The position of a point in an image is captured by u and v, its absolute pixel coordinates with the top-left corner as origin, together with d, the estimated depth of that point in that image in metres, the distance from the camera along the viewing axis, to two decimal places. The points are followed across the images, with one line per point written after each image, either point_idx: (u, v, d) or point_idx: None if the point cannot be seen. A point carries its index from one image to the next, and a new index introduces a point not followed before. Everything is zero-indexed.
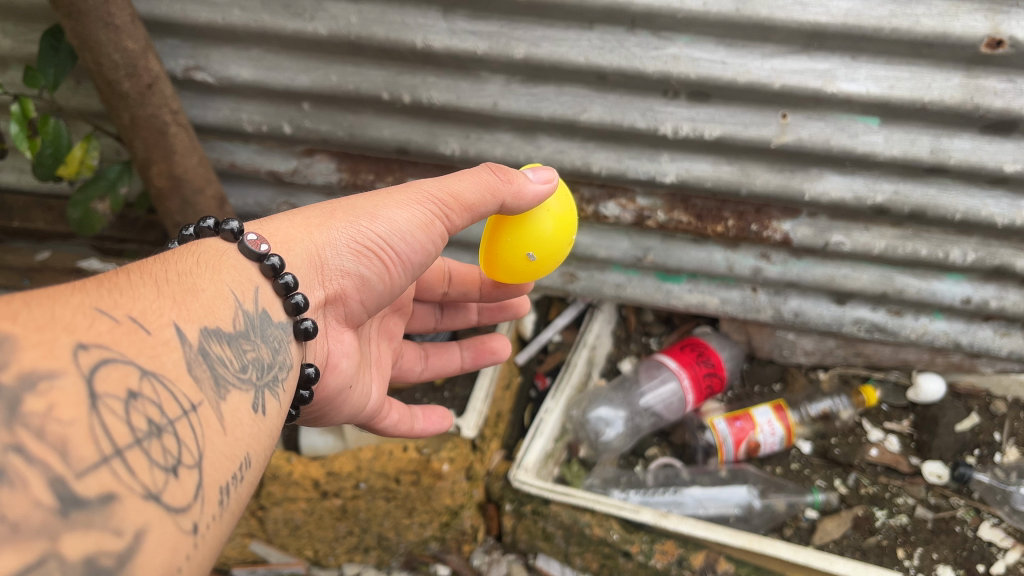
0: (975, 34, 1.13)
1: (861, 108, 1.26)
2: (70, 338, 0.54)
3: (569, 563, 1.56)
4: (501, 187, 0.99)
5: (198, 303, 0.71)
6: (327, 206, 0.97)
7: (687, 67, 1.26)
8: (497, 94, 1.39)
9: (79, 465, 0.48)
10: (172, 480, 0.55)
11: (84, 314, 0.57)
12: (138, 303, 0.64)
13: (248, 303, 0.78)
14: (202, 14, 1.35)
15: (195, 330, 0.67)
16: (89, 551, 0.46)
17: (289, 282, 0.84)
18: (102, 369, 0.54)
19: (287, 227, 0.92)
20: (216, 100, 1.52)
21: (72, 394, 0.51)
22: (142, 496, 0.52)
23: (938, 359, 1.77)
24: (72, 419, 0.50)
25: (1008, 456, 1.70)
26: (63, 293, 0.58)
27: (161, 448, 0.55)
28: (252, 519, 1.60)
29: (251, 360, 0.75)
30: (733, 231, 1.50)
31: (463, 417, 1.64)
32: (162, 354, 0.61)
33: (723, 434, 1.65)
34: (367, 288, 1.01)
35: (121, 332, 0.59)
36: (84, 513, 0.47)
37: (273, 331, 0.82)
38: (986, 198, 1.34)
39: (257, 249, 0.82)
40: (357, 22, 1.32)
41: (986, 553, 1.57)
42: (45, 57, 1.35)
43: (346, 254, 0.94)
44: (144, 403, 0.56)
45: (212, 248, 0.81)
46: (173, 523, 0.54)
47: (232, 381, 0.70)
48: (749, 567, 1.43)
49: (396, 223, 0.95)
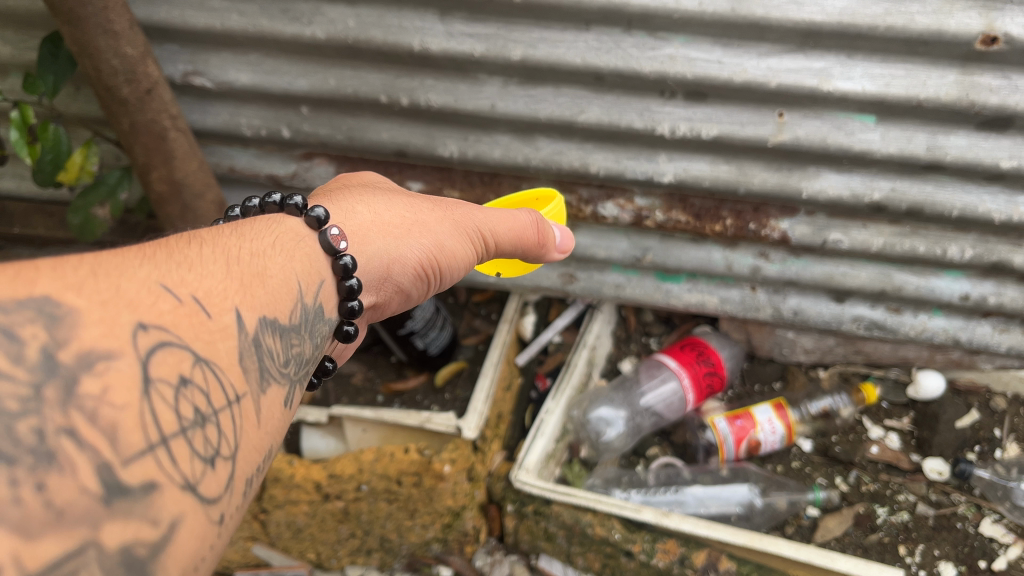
0: (970, 31, 1.13)
1: (857, 106, 1.27)
2: (133, 316, 0.53)
3: (572, 563, 1.56)
4: (536, 248, 1.10)
5: (262, 291, 0.70)
6: (398, 212, 1.00)
7: (683, 67, 1.27)
8: (495, 96, 1.39)
9: (127, 451, 0.49)
10: (209, 471, 0.55)
11: (150, 290, 0.57)
12: (204, 283, 0.63)
13: (309, 297, 0.79)
14: (201, 19, 1.35)
15: (253, 318, 0.67)
16: (126, 540, 0.47)
17: (353, 287, 0.85)
18: (158, 353, 0.54)
19: (367, 230, 0.94)
20: (216, 105, 1.53)
21: (128, 377, 0.51)
22: (181, 486, 0.52)
23: (937, 357, 1.77)
24: (125, 404, 0.50)
25: (1009, 452, 1.70)
26: (132, 264, 0.59)
27: (202, 439, 0.55)
28: (254, 522, 1.61)
29: (293, 354, 0.74)
30: (731, 230, 1.50)
31: (463, 417, 1.62)
32: (217, 341, 0.61)
33: (723, 433, 1.66)
34: (405, 298, 1.08)
35: (182, 314, 0.58)
36: (127, 501, 0.48)
37: (320, 328, 0.81)
38: (983, 194, 1.35)
39: (336, 246, 0.84)
40: (355, 26, 1.32)
41: (988, 549, 1.57)
42: (45, 63, 1.36)
43: (406, 271, 0.99)
44: (192, 390, 0.56)
45: (292, 232, 0.82)
46: (204, 515, 0.54)
47: (274, 373, 0.69)
48: (751, 565, 1.44)
49: (454, 255, 1.03)
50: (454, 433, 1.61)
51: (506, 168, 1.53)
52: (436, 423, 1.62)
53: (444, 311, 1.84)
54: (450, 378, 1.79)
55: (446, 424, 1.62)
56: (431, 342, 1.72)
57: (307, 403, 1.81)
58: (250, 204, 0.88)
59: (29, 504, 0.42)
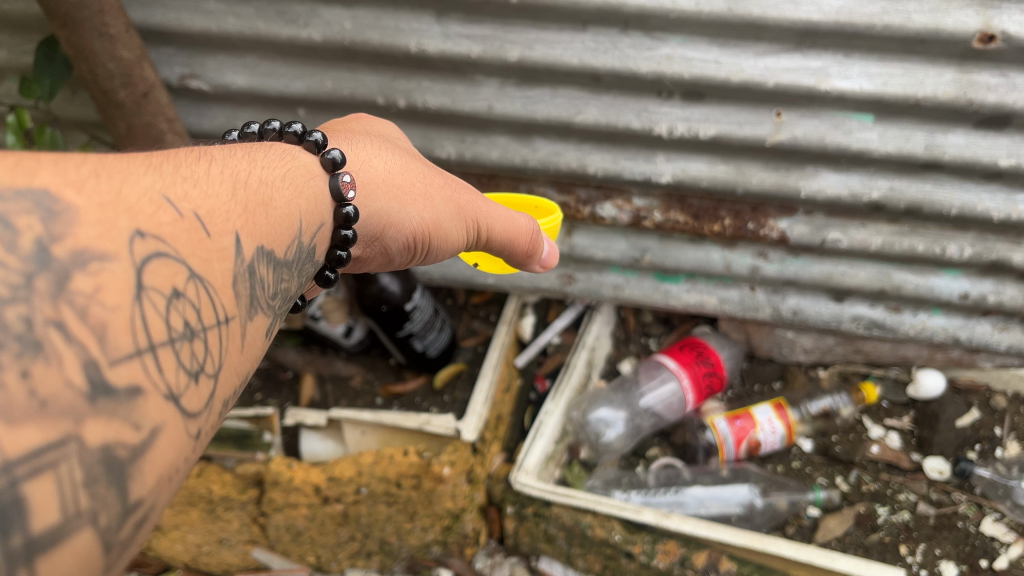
0: (967, 29, 1.13)
1: (855, 105, 1.26)
2: (131, 222, 0.50)
3: (572, 564, 1.56)
4: (526, 255, 1.09)
5: (264, 220, 0.67)
6: (409, 178, 0.99)
7: (681, 67, 1.27)
8: (492, 97, 1.39)
9: (115, 353, 0.46)
10: (191, 386, 0.52)
11: (151, 199, 0.54)
12: (207, 202, 0.60)
13: (306, 236, 0.76)
14: (197, 22, 1.35)
15: (252, 246, 0.64)
16: (107, 440, 0.44)
17: (348, 237, 0.85)
18: (153, 263, 0.50)
19: (376, 186, 0.93)
20: (213, 108, 1.53)
21: (121, 280, 0.48)
22: (164, 396, 0.49)
23: (937, 355, 1.77)
24: (116, 306, 0.47)
25: (1009, 450, 1.70)
26: (136, 171, 0.55)
27: (189, 352, 0.52)
28: (254, 526, 1.64)
29: (283, 289, 0.71)
30: (730, 230, 1.50)
31: (463, 420, 1.62)
32: (214, 261, 0.57)
33: (723, 433, 1.65)
34: (387, 261, 1.07)
35: (182, 228, 0.55)
36: (111, 402, 0.45)
37: (308, 269, 0.78)
38: (982, 192, 1.34)
39: (344, 194, 0.83)
40: (351, 28, 1.32)
41: (989, 548, 1.57)
42: (41, 67, 1.35)
43: (398, 237, 0.99)
44: (184, 304, 0.53)
45: (306, 168, 0.80)
46: (184, 428, 0.51)
47: (263, 304, 0.65)
48: (752, 566, 1.43)
49: (448, 237, 1.03)
50: (454, 436, 1.60)
51: (504, 169, 1.53)
52: (435, 426, 1.62)
53: (443, 313, 1.83)
54: (449, 381, 1.79)
55: (446, 427, 1.61)
56: (430, 344, 1.72)
57: (306, 405, 1.81)
58: (268, 125, 0.86)
59: (13, 392, 0.40)
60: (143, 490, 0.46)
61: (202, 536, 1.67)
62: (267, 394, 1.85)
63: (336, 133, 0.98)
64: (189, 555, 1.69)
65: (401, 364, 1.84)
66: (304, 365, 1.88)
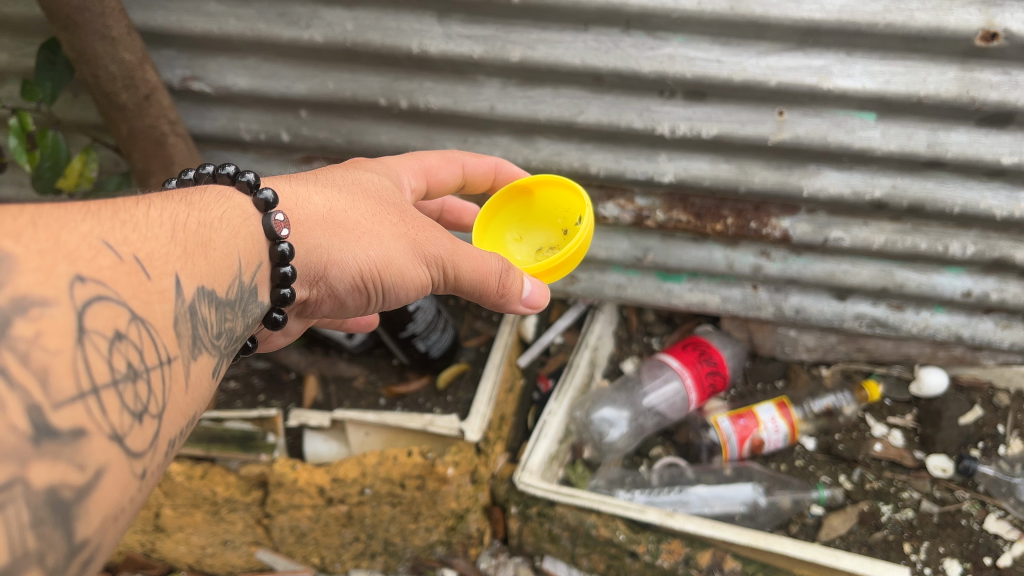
0: (970, 27, 1.13)
1: (857, 104, 1.26)
2: (71, 268, 0.54)
3: (576, 564, 1.57)
4: (498, 296, 1.01)
5: (204, 261, 0.72)
6: (356, 216, 0.99)
7: (683, 67, 1.27)
8: (494, 98, 1.39)
9: (57, 396, 0.50)
10: (136, 426, 0.57)
11: (90, 245, 0.58)
12: (147, 244, 0.64)
13: (247, 275, 0.81)
14: (198, 24, 1.35)
15: (192, 286, 0.68)
16: (53, 481, 0.48)
17: (287, 275, 0.87)
18: (94, 306, 0.54)
19: (311, 224, 0.95)
20: (215, 110, 1.53)
21: (62, 324, 0.51)
22: (108, 436, 0.53)
23: (940, 353, 1.76)
24: (58, 349, 0.51)
25: (1012, 448, 1.70)
26: (74, 218, 0.59)
27: (133, 393, 0.57)
28: (258, 527, 1.64)
29: (227, 329, 0.77)
30: (732, 229, 1.50)
31: (468, 421, 1.61)
32: (155, 303, 0.62)
33: (728, 432, 1.65)
34: (347, 304, 1.06)
35: (122, 270, 0.59)
36: (55, 444, 0.49)
37: (254, 308, 0.84)
38: (985, 189, 1.34)
39: (277, 232, 0.86)
40: (353, 29, 1.32)
41: (993, 545, 1.57)
42: (42, 70, 1.35)
43: (343, 276, 0.99)
44: (127, 346, 0.57)
45: (240, 209, 0.84)
46: (129, 468, 0.55)
47: (207, 343, 0.71)
48: (756, 565, 1.43)
49: (401, 275, 1.00)
50: (458, 436, 1.60)
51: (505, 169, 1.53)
52: (438, 426, 1.62)
53: (446, 313, 1.83)
54: (453, 380, 1.79)
55: (450, 427, 1.61)
56: (432, 344, 1.73)
57: (308, 405, 1.81)
58: (202, 170, 0.91)
59: None
60: (89, 530, 0.50)
61: (206, 538, 1.67)
62: (270, 396, 1.85)
63: (290, 176, 1.03)
64: (194, 556, 1.71)
65: (403, 364, 1.84)
66: (306, 366, 1.88)
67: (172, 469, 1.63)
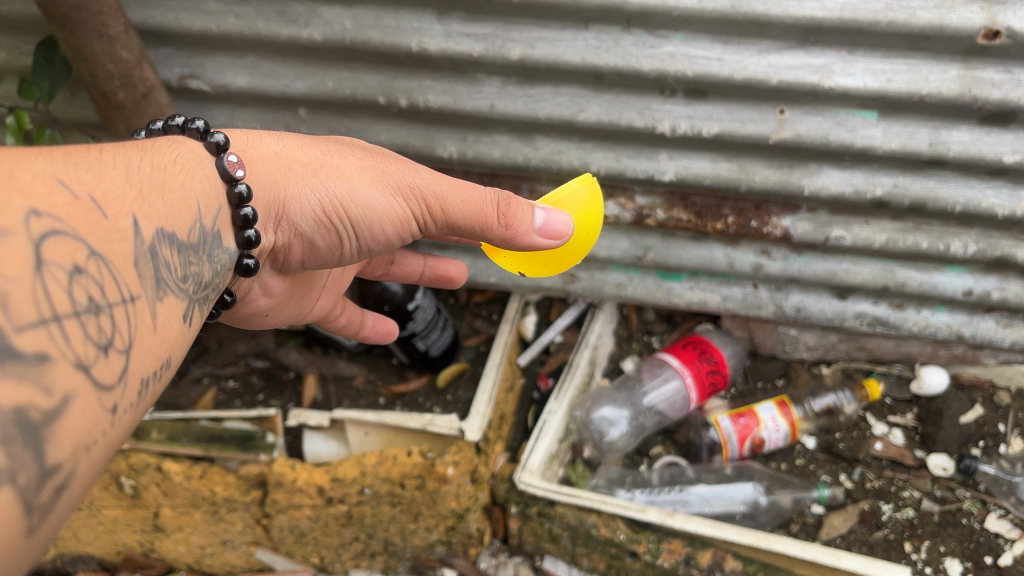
0: (972, 25, 1.12)
1: (859, 102, 1.26)
2: (26, 202, 0.55)
3: (577, 564, 1.56)
4: (495, 225, 0.96)
5: (162, 203, 0.74)
6: (314, 154, 0.99)
7: (684, 65, 1.26)
8: (494, 96, 1.39)
9: (19, 320, 0.51)
10: (102, 359, 0.59)
11: (44, 183, 0.59)
12: (102, 184, 0.66)
13: (208, 218, 0.83)
14: (196, 22, 1.34)
15: (151, 228, 0.70)
16: (19, 402, 0.49)
17: (248, 216, 0.89)
18: (50, 239, 0.56)
19: (266, 162, 0.96)
20: (213, 108, 1.53)
21: (18, 253, 0.53)
22: (73, 364, 0.55)
23: (941, 352, 1.76)
24: (16, 277, 0.52)
25: (1013, 447, 1.69)
26: (28, 156, 0.60)
27: (96, 326, 0.59)
28: (258, 527, 1.64)
29: (193, 273, 0.79)
30: (733, 228, 1.50)
31: (468, 421, 1.61)
32: (113, 241, 0.63)
33: (728, 431, 1.65)
34: (318, 246, 1.06)
35: (78, 208, 0.61)
36: (19, 366, 0.50)
37: (220, 255, 0.87)
38: (986, 189, 1.34)
39: (232, 173, 0.87)
40: (351, 27, 1.31)
41: (994, 545, 1.57)
42: (39, 69, 1.34)
43: (305, 211, 0.99)
44: (87, 280, 0.59)
45: (192, 153, 0.85)
46: (96, 398, 0.57)
47: (171, 286, 0.73)
48: (757, 564, 1.43)
49: (368, 206, 0.98)
50: (458, 436, 1.60)
51: (506, 168, 1.52)
52: (438, 426, 1.62)
53: (446, 312, 1.84)
54: (452, 380, 1.79)
55: (450, 427, 1.61)
56: (432, 343, 1.73)
57: (308, 405, 1.81)
58: (155, 125, 0.92)
59: None
60: (60, 455, 0.52)
61: (205, 538, 1.67)
62: (269, 395, 1.85)
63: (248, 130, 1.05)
64: (193, 557, 1.71)
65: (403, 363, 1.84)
66: (306, 365, 1.87)
67: (171, 469, 1.62)
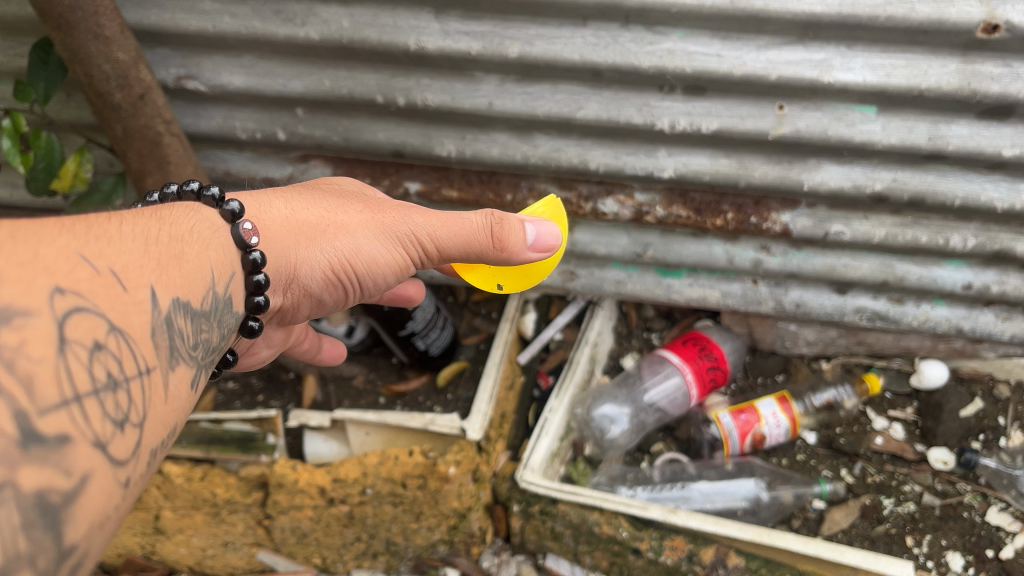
0: (971, 19, 1.12)
1: (858, 97, 1.26)
2: (50, 280, 0.56)
3: (579, 561, 1.57)
4: (490, 252, 0.96)
5: (177, 272, 0.74)
6: (318, 213, 0.99)
7: (682, 62, 1.26)
8: (491, 94, 1.38)
9: (43, 403, 0.51)
10: (118, 435, 0.59)
11: (67, 258, 0.60)
12: (122, 258, 0.66)
13: (221, 286, 0.83)
14: (192, 22, 1.34)
15: (167, 299, 0.70)
16: (41, 484, 0.49)
17: (261, 282, 0.89)
18: (74, 317, 0.56)
19: (277, 229, 0.95)
20: (210, 109, 1.52)
21: (45, 334, 0.53)
22: (92, 443, 0.55)
23: (940, 346, 1.75)
24: (42, 357, 0.52)
25: (1014, 439, 1.70)
26: (50, 232, 0.61)
27: (114, 402, 0.59)
28: (259, 528, 1.64)
29: (203, 339, 0.78)
30: (732, 224, 1.49)
31: (468, 419, 1.60)
32: (132, 314, 0.64)
33: (728, 427, 1.66)
34: (320, 300, 1.08)
35: (98, 283, 0.61)
36: (42, 449, 0.50)
37: (229, 319, 0.86)
38: (985, 182, 1.34)
39: (246, 241, 0.87)
40: (348, 26, 1.31)
41: (995, 538, 1.58)
42: (34, 70, 1.33)
43: (316, 272, 0.99)
44: (107, 355, 0.59)
45: (209, 222, 0.85)
46: (112, 476, 0.57)
47: (183, 354, 0.73)
48: (760, 560, 1.43)
49: (375, 261, 1.00)
50: (459, 435, 1.60)
51: (505, 166, 1.52)
52: (439, 426, 1.62)
53: (445, 310, 1.84)
54: (451, 378, 1.78)
55: (451, 425, 1.61)
56: (432, 342, 1.74)
57: (308, 406, 1.80)
58: (166, 190, 0.92)
59: None
60: (77, 535, 0.52)
61: (205, 539, 1.67)
62: (268, 396, 1.84)
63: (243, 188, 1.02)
64: (194, 558, 1.70)
65: (403, 363, 1.84)
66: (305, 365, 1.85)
67: (172, 471, 1.62)
